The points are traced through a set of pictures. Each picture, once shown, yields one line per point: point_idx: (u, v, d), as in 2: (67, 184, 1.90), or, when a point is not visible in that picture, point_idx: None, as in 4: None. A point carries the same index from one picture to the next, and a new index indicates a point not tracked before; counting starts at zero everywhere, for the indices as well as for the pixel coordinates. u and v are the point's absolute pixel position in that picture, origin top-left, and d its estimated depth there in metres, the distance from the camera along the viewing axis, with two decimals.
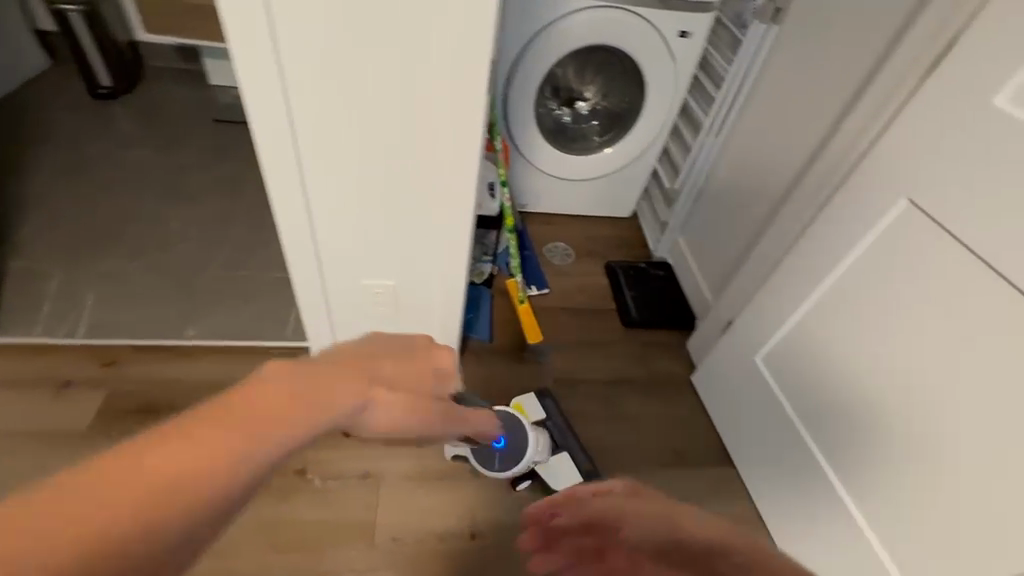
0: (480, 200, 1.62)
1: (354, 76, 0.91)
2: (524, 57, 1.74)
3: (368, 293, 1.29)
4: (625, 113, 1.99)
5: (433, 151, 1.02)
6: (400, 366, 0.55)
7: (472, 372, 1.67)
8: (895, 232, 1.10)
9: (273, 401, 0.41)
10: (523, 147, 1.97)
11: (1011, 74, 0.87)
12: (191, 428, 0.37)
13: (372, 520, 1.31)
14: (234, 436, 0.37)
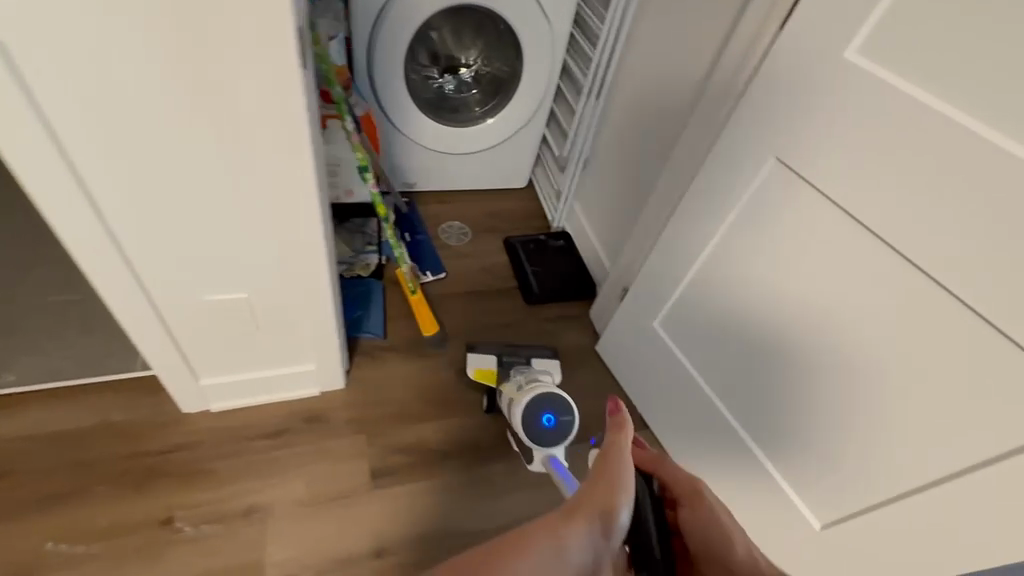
0: (350, 186, 1.44)
1: (115, 43, 0.72)
2: (384, 18, 1.55)
3: (214, 308, 1.10)
4: (504, 81, 1.87)
5: (255, 135, 0.86)
6: (600, 477, 0.67)
7: (366, 375, 1.53)
8: (763, 189, 1.09)
9: (548, 526, 0.60)
10: (398, 121, 1.79)
11: (859, 21, 0.86)
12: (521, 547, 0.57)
13: (259, 560, 1.16)
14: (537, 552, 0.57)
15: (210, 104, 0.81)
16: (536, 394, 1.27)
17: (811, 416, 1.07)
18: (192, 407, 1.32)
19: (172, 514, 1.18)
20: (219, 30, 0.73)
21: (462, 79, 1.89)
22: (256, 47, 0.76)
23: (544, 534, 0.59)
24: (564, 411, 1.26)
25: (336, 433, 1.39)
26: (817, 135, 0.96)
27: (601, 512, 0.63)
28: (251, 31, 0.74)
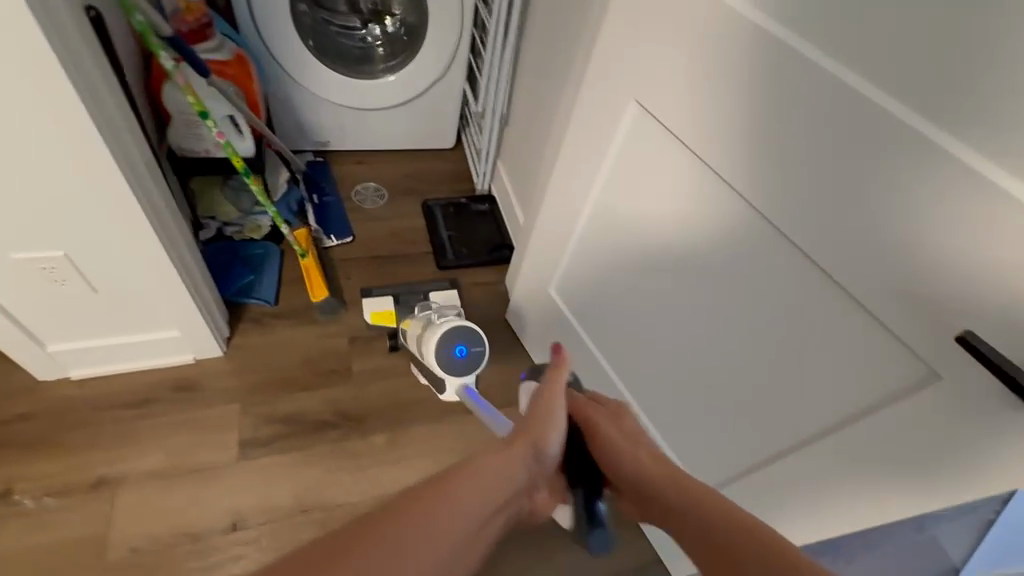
0: (210, 144, 1.33)
1: None
2: None
3: (33, 271, 1.01)
4: (413, 31, 1.74)
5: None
6: (537, 420, 0.59)
7: (251, 343, 1.44)
8: (634, 141, 1.01)
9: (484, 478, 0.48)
10: (291, 71, 1.66)
11: None
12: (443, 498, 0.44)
13: (104, 534, 1.11)
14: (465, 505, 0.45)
15: None
16: (448, 325, 1.12)
17: (698, 374, 1.02)
18: (49, 375, 1.25)
19: (14, 486, 1.13)
20: None
21: (387, 30, 1.78)
22: None
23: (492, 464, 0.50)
24: (475, 339, 1.13)
25: (206, 402, 1.31)
26: (677, 75, 0.88)
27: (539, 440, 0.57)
28: None
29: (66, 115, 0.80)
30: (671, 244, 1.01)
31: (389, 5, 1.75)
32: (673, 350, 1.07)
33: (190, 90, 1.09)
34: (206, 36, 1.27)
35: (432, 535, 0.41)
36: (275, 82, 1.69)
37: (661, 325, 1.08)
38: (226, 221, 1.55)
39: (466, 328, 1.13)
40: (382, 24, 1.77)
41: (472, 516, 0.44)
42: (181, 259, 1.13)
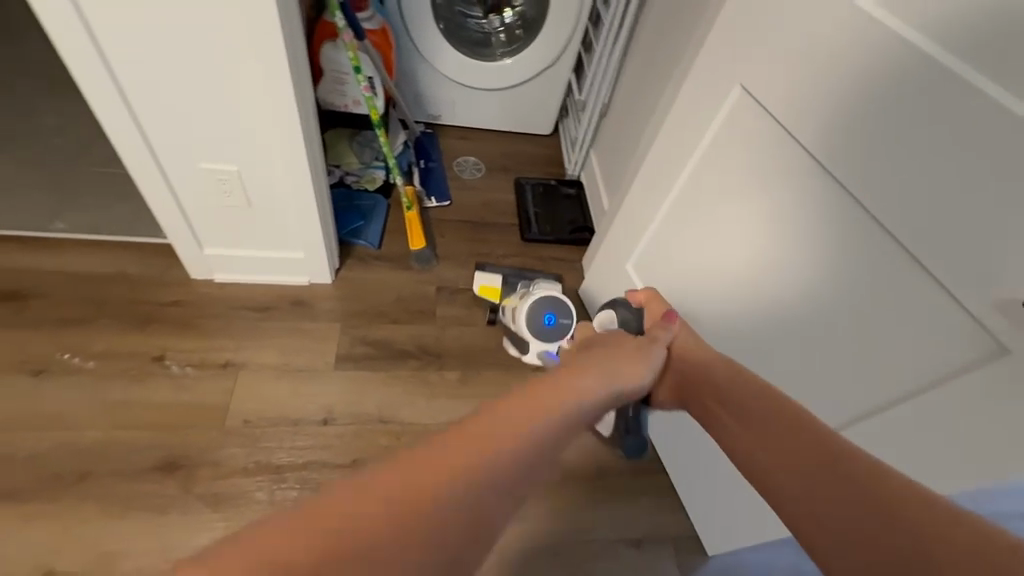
0: (354, 99, 1.56)
1: None
2: None
3: (213, 180, 1.25)
4: (532, 22, 1.90)
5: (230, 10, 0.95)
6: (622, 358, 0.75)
7: (354, 276, 1.65)
8: (728, 124, 1.07)
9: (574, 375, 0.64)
10: (420, 47, 1.87)
11: None
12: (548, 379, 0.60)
13: (226, 404, 1.33)
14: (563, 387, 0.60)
15: None
16: (538, 295, 1.39)
17: (764, 353, 1.07)
18: (200, 274, 1.51)
19: (165, 354, 1.39)
20: None
21: (505, 20, 1.95)
22: None
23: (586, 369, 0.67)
24: (562, 309, 1.39)
25: (313, 318, 1.53)
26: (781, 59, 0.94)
27: (620, 371, 0.71)
28: None
29: (264, 50, 1.01)
30: (755, 216, 1.05)
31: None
32: (740, 326, 1.12)
33: (352, 47, 1.28)
34: (362, 7, 1.49)
35: (563, 402, 0.56)
36: (404, 56, 1.90)
37: (736, 296, 1.12)
38: (348, 170, 1.78)
39: (552, 299, 1.39)
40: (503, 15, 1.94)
41: (581, 401, 0.59)
42: (318, 188, 1.34)
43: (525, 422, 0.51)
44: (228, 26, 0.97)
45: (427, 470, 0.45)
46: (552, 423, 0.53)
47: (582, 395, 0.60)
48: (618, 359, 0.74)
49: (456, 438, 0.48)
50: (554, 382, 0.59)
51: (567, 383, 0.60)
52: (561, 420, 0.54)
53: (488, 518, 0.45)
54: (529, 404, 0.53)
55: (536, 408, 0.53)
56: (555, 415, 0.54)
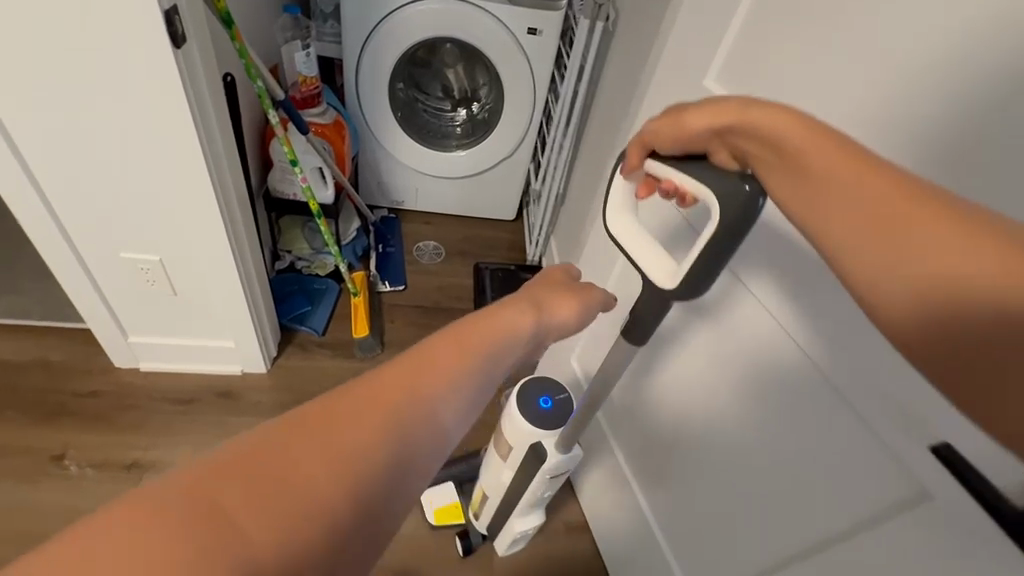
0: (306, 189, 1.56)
1: (27, 30, 0.87)
2: (365, 53, 1.73)
3: (133, 270, 1.22)
4: (489, 117, 1.98)
5: (144, 112, 0.97)
6: (538, 295, 0.77)
7: (292, 365, 1.57)
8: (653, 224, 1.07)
9: (487, 322, 0.56)
10: (381, 139, 1.93)
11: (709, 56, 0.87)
12: (459, 331, 0.52)
13: None
14: (472, 334, 0.53)
15: (100, 80, 0.93)
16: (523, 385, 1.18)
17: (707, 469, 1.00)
18: (123, 362, 1.43)
19: (65, 452, 1.28)
20: (94, 21, 0.86)
21: (470, 113, 2.03)
22: (133, 38, 0.88)
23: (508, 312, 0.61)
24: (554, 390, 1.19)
25: (239, 412, 1.43)
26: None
27: (547, 307, 0.75)
28: (124, 23, 0.87)
29: (182, 148, 1.03)
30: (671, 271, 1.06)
31: (476, 93, 2.00)
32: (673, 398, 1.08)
33: (287, 141, 1.29)
34: (314, 103, 1.53)
35: (452, 370, 0.47)
36: (366, 145, 1.96)
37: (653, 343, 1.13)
38: (299, 256, 1.77)
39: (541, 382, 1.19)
40: (468, 108, 2.03)
41: (486, 353, 0.52)
42: (248, 276, 1.31)
43: (432, 403, 0.43)
44: (144, 125, 0.99)
45: (294, 464, 0.35)
46: (462, 389, 0.47)
47: (480, 357, 0.51)
48: (545, 293, 0.79)
49: (335, 417, 0.39)
50: (440, 346, 0.49)
51: (468, 342, 0.51)
52: (471, 373, 0.49)
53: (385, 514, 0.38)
54: (434, 368, 0.46)
55: (440, 379, 0.45)
56: (456, 370, 0.47)
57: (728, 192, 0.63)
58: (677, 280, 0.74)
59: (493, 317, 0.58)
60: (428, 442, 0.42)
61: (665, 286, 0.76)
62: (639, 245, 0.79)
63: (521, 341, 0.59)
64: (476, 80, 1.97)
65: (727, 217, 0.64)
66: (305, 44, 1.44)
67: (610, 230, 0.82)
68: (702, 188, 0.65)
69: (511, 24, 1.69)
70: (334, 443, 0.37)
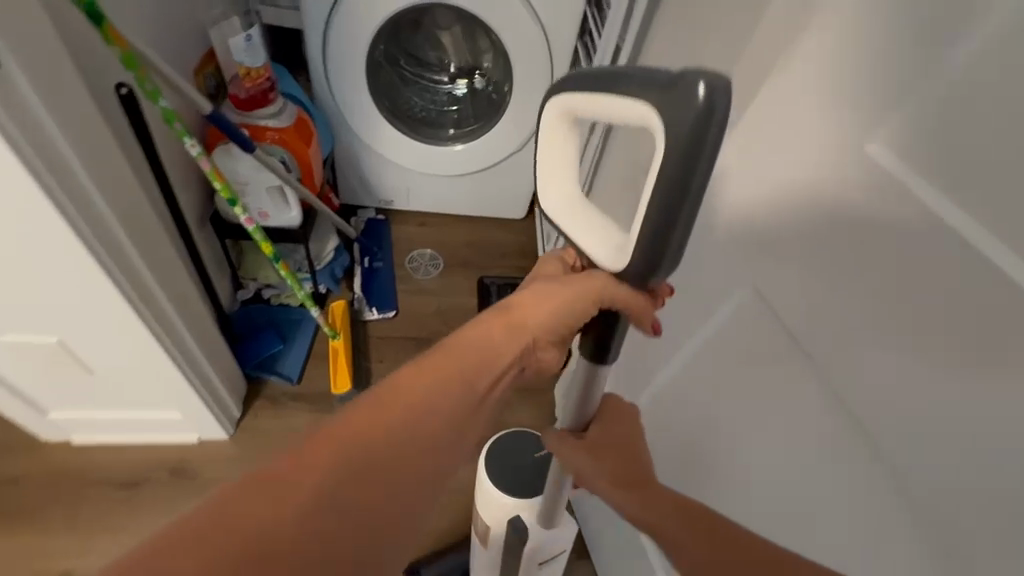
0: (270, 212, 1.24)
1: None
2: (334, 24, 1.33)
3: (26, 348, 0.94)
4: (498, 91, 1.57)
5: None
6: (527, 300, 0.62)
7: (258, 426, 1.30)
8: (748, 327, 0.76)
9: (379, 409, 0.53)
10: (362, 132, 1.56)
11: None
12: (332, 430, 0.51)
13: None
14: (348, 440, 0.50)
15: None
16: (493, 443, 0.92)
17: None
18: (49, 436, 1.17)
19: None
20: None
21: (474, 86, 1.63)
22: None
23: (421, 367, 0.56)
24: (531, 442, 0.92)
25: (192, 495, 1.18)
26: None
27: (518, 318, 0.61)
28: None
29: (36, 204, 0.72)
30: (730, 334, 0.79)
31: (481, 60, 1.58)
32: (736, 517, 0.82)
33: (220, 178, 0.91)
34: (267, 101, 1.17)
35: (299, 489, 0.47)
36: (344, 138, 1.59)
37: None
38: (266, 283, 1.46)
39: (514, 433, 0.93)
40: (472, 80, 1.62)
41: (367, 450, 0.51)
42: (178, 341, 1.02)
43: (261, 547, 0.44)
44: None
45: (298, 487, 0.47)
46: (378, 455, 0.51)
47: (343, 463, 0.49)
48: (528, 293, 0.62)
49: (326, 448, 0.50)
50: (296, 457, 0.49)
51: (335, 449, 0.50)
52: (325, 485, 0.48)
53: (374, 519, 0.49)
54: (349, 446, 0.50)
55: (286, 505, 0.46)
56: (309, 493, 0.47)
57: (668, 102, 0.41)
58: (625, 259, 0.49)
59: (390, 392, 0.54)
60: (360, 521, 0.48)
61: (614, 268, 0.51)
62: (583, 226, 0.55)
63: (422, 418, 0.54)
64: (479, 44, 1.54)
65: (682, 131, 0.40)
66: (244, 23, 1.06)
67: (542, 206, 0.57)
68: (637, 104, 0.44)
69: None
70: (326, 472, 0.48)
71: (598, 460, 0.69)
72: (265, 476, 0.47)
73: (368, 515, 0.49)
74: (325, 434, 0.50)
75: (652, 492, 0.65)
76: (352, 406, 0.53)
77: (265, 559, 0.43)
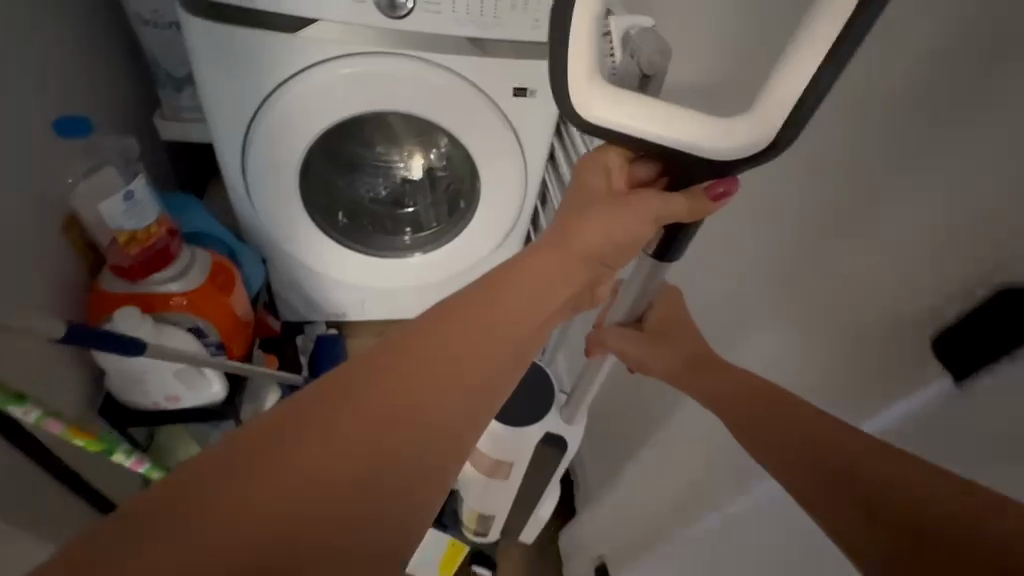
0: (182, 393, 0.96)
1: None
2: (252, 141, 1.06)
3: None
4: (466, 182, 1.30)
5: None
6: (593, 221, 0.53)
7: None
8: None
9: (392, 374, 0.46)
10: (301, 253, 1.28)
11: None
12: (335, 394, 0.45)
13: None
14: (353, 407, 0.44)
15: None
16: None
17: None
18: None
19: None
20: None
21: (431, 166, 1.32)
22: None
23: (461, 307, 0.52)
24: None
25: None
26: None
27: (576, 227, 0.54)
28: None
29: None
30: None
31: (434, 137, 1.24)
32: None
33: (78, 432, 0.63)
34: (166, 261, 0.91)
35: (307, 456, 0.42)
36: (276, 259, 1.30)
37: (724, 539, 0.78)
38: None
39: None
40: (428, 160, 1.30)
41: (385, 412, 0.45)
42: None
43: (275, 501, 0.40)
44: None
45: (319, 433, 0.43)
46: (402, 417, 0.45)
47: (361, 424, 0.44)
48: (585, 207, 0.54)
49: (368, 371, 0.46)
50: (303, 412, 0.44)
51: (344, 411, 0.44)
52: (333, 459, 0.42)
53: (387, 462, 0.44)
54: (363, 411, 0.44)
55: (292, 463, 0.41)
56: (320, 460, 0.42)
57: None
58: (755, 141, 0.41)
59: (406, 350, 0.48)
60: (382, 473, 0.44)
61: (730, 158, 0.43)
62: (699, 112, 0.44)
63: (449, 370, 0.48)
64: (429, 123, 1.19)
65: None
66: (125, 179, 0.81)
67: (590, 117, 0.45)
68: None
69: (488, 87, 1.05)
70: (358, 407, 0.45)
71: (663, 352, 0.63)
72: (262, 440, 0.42)
73: (395, 471, 0.44)
74: (332, 395, 0.45)
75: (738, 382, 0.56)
76: (364, 358, 0.47)
77: (284, 523, 0.40)
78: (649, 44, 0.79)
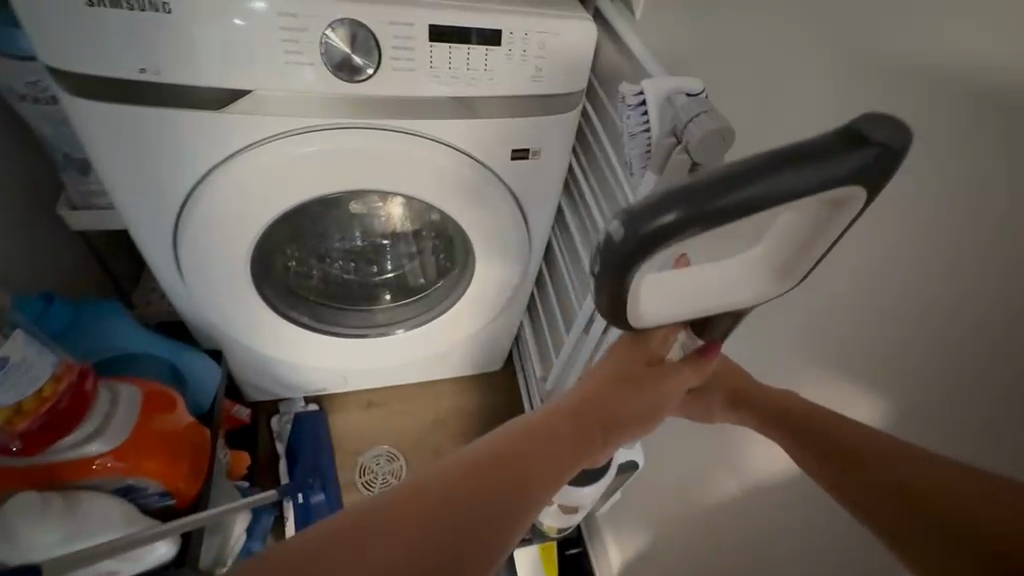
0: (121, 565, 0.76)
1: None
2: (184, 233, 0.84)
3: None
4: (461, 240, 1.06)
5: None
6: (616, 384, 0.48)
7: None
8: None
9: (474, 484, 0.40)
10: (264, 342, 1.07)
11: None
12: (408, 510, 0.38)
13: None
14: (433, 524, 0.37)
15: None
16: None
17: None
18: None
19: None
20: None
21: (413, 221, 1.07)
22: None
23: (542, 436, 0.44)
24: None
25: None
26: None
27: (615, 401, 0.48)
28: None
29: None
30: None
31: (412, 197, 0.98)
32: None
33: None
34: (81, 417, 0.71)
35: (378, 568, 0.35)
36: (234, 349, 1.09)
37: None
38: None
39: None
40: (408, 213, 1.04)
41: (468, 528, 0.38)
42: None
43: None
44: None
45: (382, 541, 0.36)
46: (488, 536, 0.38)
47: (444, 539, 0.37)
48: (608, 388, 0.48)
49: (441, 486, 0.39)
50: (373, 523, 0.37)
51: (432, 525, 0.37)
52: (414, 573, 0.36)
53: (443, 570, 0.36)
54: (440, 525, 0.37)
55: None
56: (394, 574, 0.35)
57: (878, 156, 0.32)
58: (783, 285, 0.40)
59: (485, 460, 0.41)
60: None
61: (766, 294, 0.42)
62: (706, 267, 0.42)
63: (535, 493, 0.41)
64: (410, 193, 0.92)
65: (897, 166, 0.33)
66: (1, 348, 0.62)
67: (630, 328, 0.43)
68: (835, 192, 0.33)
69: (481, 151, 0.84)
70: (446, 521, 0.38)
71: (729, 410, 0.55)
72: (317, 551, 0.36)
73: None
74: (407, 507, 0.38)
75: (761, 400, 0.52)
76: (434, 473, 0.40)
77: None
78: (708, 119, 0.57)
